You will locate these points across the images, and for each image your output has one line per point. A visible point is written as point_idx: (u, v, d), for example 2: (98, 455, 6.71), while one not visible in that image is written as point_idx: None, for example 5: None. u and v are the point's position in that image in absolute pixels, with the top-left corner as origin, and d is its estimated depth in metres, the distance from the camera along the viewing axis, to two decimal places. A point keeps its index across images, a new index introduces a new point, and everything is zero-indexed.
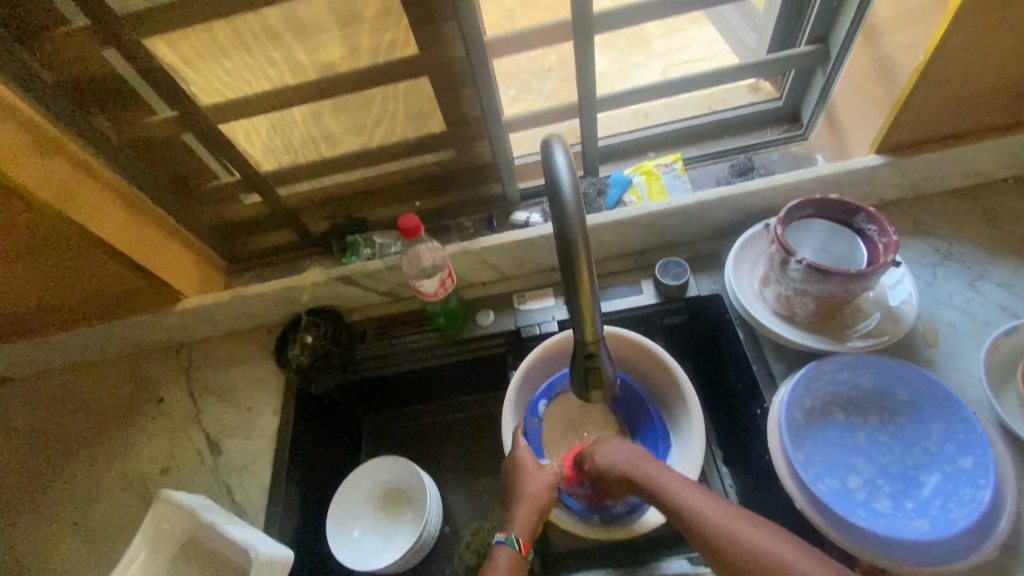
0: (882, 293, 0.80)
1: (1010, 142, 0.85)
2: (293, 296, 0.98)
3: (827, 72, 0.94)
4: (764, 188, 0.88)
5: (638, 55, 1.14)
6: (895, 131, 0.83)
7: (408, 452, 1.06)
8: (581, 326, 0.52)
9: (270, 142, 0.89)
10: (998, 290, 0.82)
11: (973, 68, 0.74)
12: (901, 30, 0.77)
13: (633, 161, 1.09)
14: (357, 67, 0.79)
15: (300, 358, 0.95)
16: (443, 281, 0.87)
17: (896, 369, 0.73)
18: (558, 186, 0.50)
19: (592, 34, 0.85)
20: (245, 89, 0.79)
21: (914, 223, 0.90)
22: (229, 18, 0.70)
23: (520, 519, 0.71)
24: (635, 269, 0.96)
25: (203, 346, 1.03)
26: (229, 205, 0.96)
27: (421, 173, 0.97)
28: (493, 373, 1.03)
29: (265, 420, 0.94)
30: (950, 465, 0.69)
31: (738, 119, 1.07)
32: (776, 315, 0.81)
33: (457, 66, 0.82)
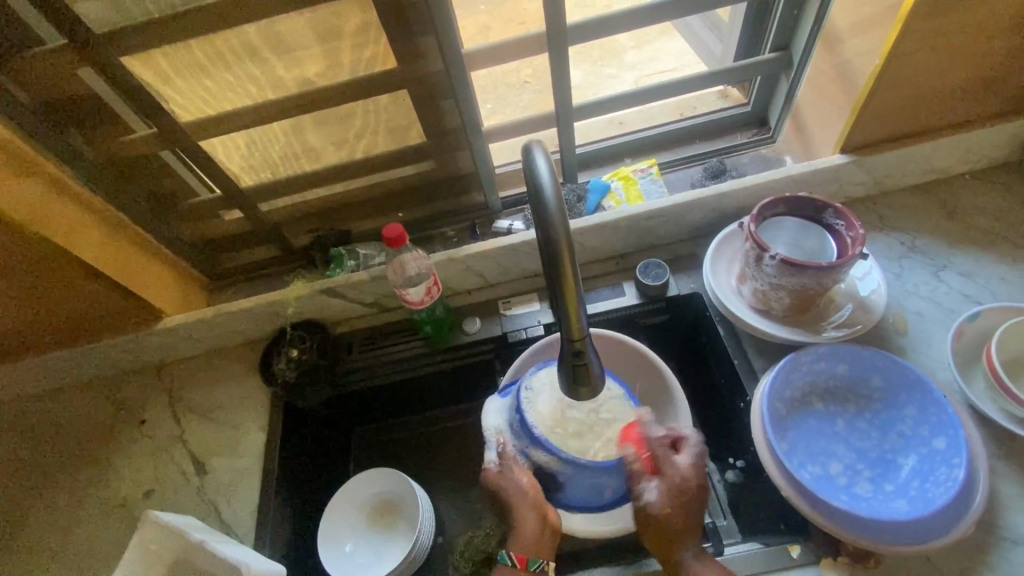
0: (853, 285, 0.83)
1: (963, 139, 0.90)
2: (277, 311, 0.97)
3: (791, 77, 0.99)
4: (736, 189, 0.91)
5: (611, 66, 1.17)
6: (857, 132, 0.88)
7: (398, 463, 1.05)
8: (568, 324, 0.53)
9: (250, 157, 0.89)
10: (960, 278, 0.86)
11: (925, 70, 0.79)
12: (858, 36, 0.82)
13: (610, 167, 1.12)
14: (336, 81, 0.80)
15: (286, 373, 0.94)
16: (429, 288, 0.88)
17: (870, 357, 0.76)
18: (542, 192, 0.52)
19: (566, 45, 0.88)
20: (225, 105, 0.80)
21: (879, 218, 0.94)
22: (208, 36, 0.71)
23: (532, 542, 0.70)
24: (617, 272, 0.98)
25: (186, 365, 1.01)
26: (209, 221, 0.96)
27: (403, 185, 0.98)
28: (481, 380, 1.03)
29: (252, 436, 0.93)
30: (924, 447, 0.71)
31: (709, 125, 1.10)
32: (754, 310, 0.83)
33: (435, 79, 0.83)
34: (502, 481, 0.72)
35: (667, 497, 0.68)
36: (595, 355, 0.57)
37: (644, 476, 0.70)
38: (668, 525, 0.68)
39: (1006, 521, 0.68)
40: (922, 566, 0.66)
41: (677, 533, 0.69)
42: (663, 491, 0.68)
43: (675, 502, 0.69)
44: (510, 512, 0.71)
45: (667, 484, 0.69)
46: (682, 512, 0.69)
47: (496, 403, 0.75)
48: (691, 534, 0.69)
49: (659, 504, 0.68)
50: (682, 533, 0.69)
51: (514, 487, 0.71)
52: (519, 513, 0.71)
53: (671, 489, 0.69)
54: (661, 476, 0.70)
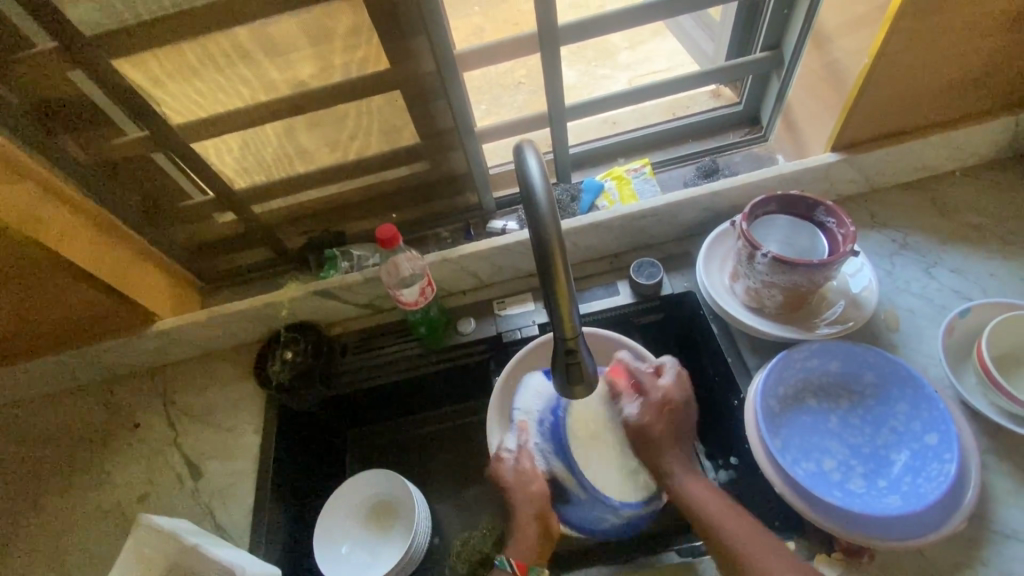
0: (844, 282, 0.84)
1: (952, 137, 0.91)
2: (271, 313, 0.97)
3: (782, 77, 0.99)
4: (728, 188, 0.92)
5: (604, 66, 1.17)
6: (847, 130, 0.88)
7: (394, 464, 1.05)
8: (560, 324, 0.53)
9: (242, 160, 0.89)
10: (952, 275, 0.87)
11: (914, 68, 0.79)
12: (847, 35, 0.82)
13: (604, 167, 1.12)
14: (328, 83, 0.80)
15: (280, 376, 0.94)
16: (423, 289, 0.88)
17: (862, 354, 0.77)
18: (532, 191, 0.52)
19: (558, 46, 0.88)
20: (216, 107, 0.80)
21: (871, 215, 0.95)
22: (198, 38, 0.71)
23: (529, 548, 0.72)
24: (611, 271, 0.99)
25: (180, 368, 1.01)
26: (202, 223, 0.95)
27: (396, 186, 0.98)
28: (477, 380, 1.03)
29: (247, 439, 0.92)
30: (917, 442, 0.72)
31: (701, 124, 1.11)
32: (747, 308, 0.83)
33: (428, 80, 0.83)
34: (515, 478, 0.75)
35: (650, 409, 0.76)
36: (586, 354, 0.57)
37: (625, 392, 0.78)
38: (652, 438, 0.75)
39: (998, 516, 0.68)
40: (915, 560, 0.67)
41: (662, 447, 0.75)
42: (646, 405, 0.76)
43: (655, 416, 0.75)
44: (514, 515, 0.74)
45: (651, 397, 0.76)
46: (663, 423, 0.75)
47: (534, 390, 0.81)
48: (675, 448, 0.76)
49: (637, 416, 0.76)
50: (663, 448, 0.75)
51: (526, 489, 0.74)
52: (525, 515, 0.73)
53: (653, 406, 0.76)
54: (642, 394, 0.77)
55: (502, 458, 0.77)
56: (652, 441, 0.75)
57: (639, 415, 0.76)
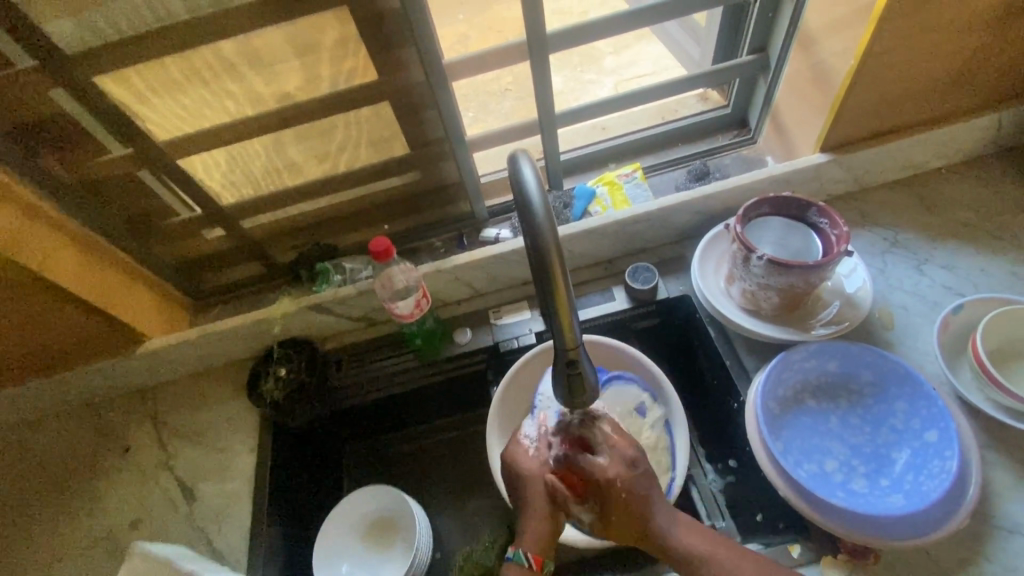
0: (839, 282, 0.84)
1: (937, 135, 0.92)
2: (263, 330, 0.95)
3: (768, 79, 1.00)
4: (720, 191, 0.92)
5: (591, 72, 1.17)
6: (835, 131, 0.89)
7: (393, 479, 1.03)
8: (560, 334, 0.52)
9: (231, 175, 0.88)
10: (943, 271, 0.88)
11: (898, 68, 0.81)
12: (832, 37, 0.83)
13: (595, 172, 1.13)
14: (316, 94, 0.79)
15: (274, 393, 0.92)
16: (418, 301, 0.86)
17: (859, 354, 0.77)
18: (528, 201, 0.51)
19: (546, 53, 0.88)
20: (203, 123, 0.78)
21: (862, 214, 0.96)
22: (183, 53, 0.70)
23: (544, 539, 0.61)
24: (605, 277, 0.99)
25: (171, 388, 0.99)
26: (190, 240, 0.94)
27: (388, 196, 0.97)
28: (475, 391, 1.02)
29: (242, 459, 0.91)
30: (917, 440, 0.72)
31: (691, 127, 1.11)
32: (743, 311, 0.84)
33: (417, 90, 0.83)
34: (531, 466, 0.65)
35: (612, 493, 0.59)
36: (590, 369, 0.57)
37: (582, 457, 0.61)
38: (625, 524, 0.60)
39: (1001, 511, 0.68)
40: (921, 559, 0.67)
41: (643, 511, 0.60)
42: (595, 505, 0.60)
43: (617, 499, 0.60)
44: (526, 503, 0.63)
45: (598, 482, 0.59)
46: (631, 494, 0.60)
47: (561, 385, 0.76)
48: (654, 516, 0.61)
49: (602, 506, 0.60)
50: (646, 517, 0.61)
51: (544, 480, 0.63)
52: (537, 507, 0.62)
53: (601, 498, 0.60)
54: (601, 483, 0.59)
55: (528, 444, 0.66)
56: (626, 525, 0.60)
57: (597, 509, 0.61)
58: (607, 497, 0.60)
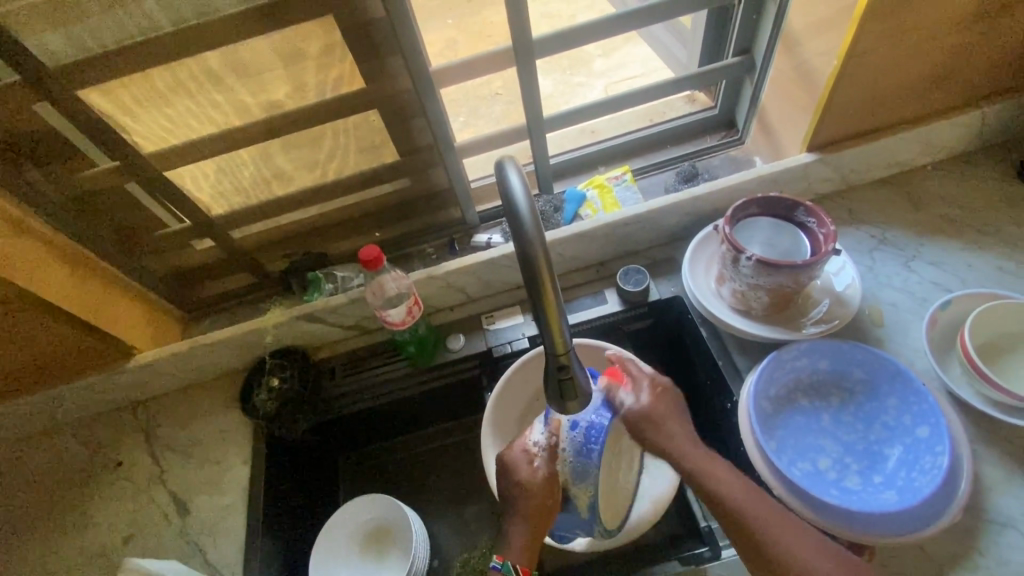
0: (828, 280, 0.85)
1: (922, 132, 0.93)
2: (254, 340, 0.95)
3: (755, 80, 1.01)
4: (709, 192, 0.93)
5: (581, 74, 1.18)
6: (821, 130, 0.90)
7: (388, 487, 1.03)
8: (551, 338, 0.52)
9: (220, 185, 0.88)
10: (930, 267, 0.88)
11: (881, 67, 0.81)
12: (815, 38, 0.84)
13: (585, 176, 1.13)
14: (304, 103, 0.79)
15: (268, 405, 0.91)
16: (410, 309, 0.86)
17: (850, 351, 0.77)
18: (515, 206, 0.51)
19: (533, 58, 0.88)
20: (190, 134, 0.78)
21: (850, 213, 0.96)
22: (167, 64, 0.69)
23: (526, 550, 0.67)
24: (598, 280, 0.99)
25: (163, 401, 0.98)
26: (180, 251, 0.93)
27: (378, 204, 0.97)
28: (469, 397, 1.02)
29: (235, 471, 0.90)
30: (908, 436, 0.73)
31: (679, 129, 1.12)
32: (734, 311, 0.84)
33: (405, 97, 0.83)
34: (524, 477, 0.69)
35: (641, 416, 0.70)
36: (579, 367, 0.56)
37: (619, 391, 0.71)
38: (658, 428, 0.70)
39: (992, 505, 0.69)
40: (915, 555, 0.67)
41: (664, 443, 0.69)
42: (636, 405, 0.71)
43: (646, 420, 0.70)
44: (512, 511, 0.68)
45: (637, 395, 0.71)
46: (657, 420, 0.70)
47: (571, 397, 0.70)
48: (679, 432, 0.70)
49: (633, 426, 0.70)
50: (668, 444, 0.69)
51: (535, 495, 0.68)
52: (524, 520, 0.68)
53: (642, 403, 0.71)
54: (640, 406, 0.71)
55: (528, 452, 0.70)
56: (657, 429, 0.70)
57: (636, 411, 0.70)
58: (644, 405, 0.71)
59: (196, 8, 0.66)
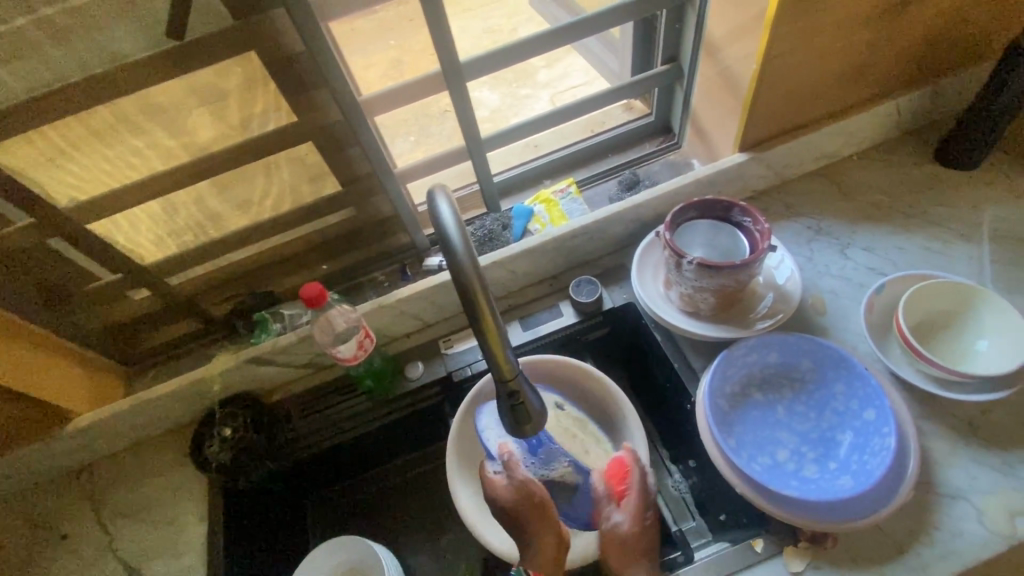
0: (770, 275, 0.87)
1: (844, 125, 0.97)
2: (203, 389, 0.91)
3: (684, 86, 1.04)
4: (650, 198, 0.94)
5: (525, 87, 1.18)
6: (750, 130, 0.93)
7: (359, 526, 1.00)
8: (496, 364, 0.52)
9: (151, 233, 0.84)
10: (865, 253, 0.92)
11: (798, 68, 0.85)
12: (734, 44, 0.87)
13: (532, 190, 1.14)
14: (231, 142, 0.77)
15: (220, 455, 0.86)
16: (361, 342, 0.85)
17: (796, 343, 0.79)
18: (447, 235, 0.51)
19: (464, 80, 0.89)
20: (112, 184, 0.75)
21: (786, 206, 1.00)
22: (78, 115, 0.66)
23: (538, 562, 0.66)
24: (552, 293, 0.99)
25: (110, 463, 0.93)
26: (113, 305, 0.88)
27: (322, 237, 0.95)
28: (435, 423, 1.00)
29: (193, 529, 0.86)
30: (857, 420, 0.75)
31: (619, 137, 1.14)
32: (683, 314, 0.85)
33: (338, 128, 0.81)
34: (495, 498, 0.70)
35: (611, 543, 0.66)
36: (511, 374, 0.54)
37: (609, 507, 0.69)
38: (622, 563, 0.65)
39: (941, 478, 0.72)
40: (875, 536, 0.69)
41: None
42: (614, 528, 0.67)
43: (618, 546, 0.66)
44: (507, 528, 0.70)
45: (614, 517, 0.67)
46: (627, 556, 0.66)
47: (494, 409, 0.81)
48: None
49: (608, 549, 0.66)
50: None
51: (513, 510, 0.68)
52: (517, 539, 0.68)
53: (614, 538, 0.66)
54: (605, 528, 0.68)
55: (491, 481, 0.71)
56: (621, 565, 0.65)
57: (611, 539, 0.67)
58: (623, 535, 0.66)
59: (102, 53, 0.63)
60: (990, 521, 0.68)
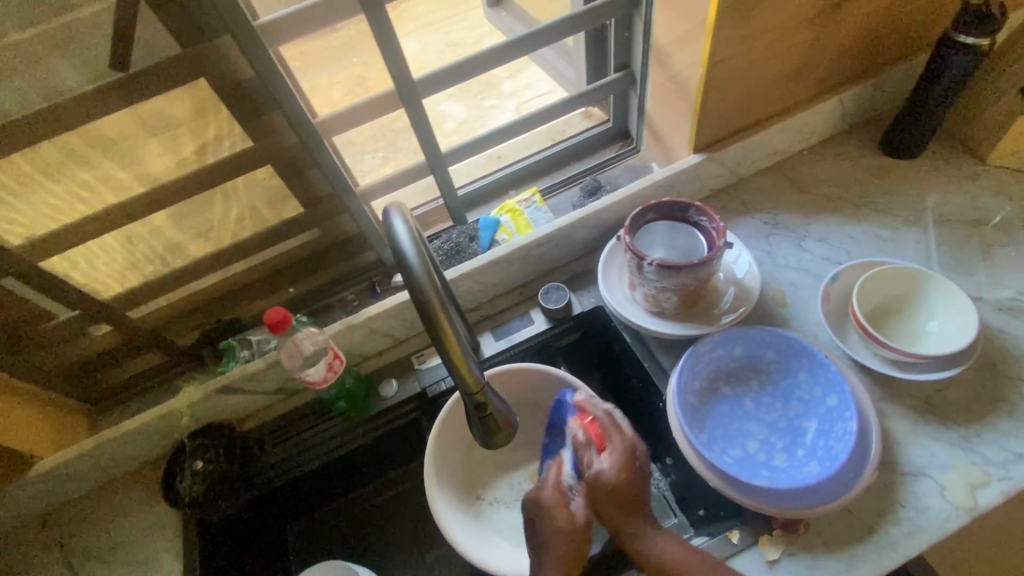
0: (729, 270, 0.90)
1: (792, 122, 1.01)
2: (171, 423, 0.89)
3: (638, 92, 1.07)
4: (612, 203, 0.96)
5: (491, 98, 1.29)
6: (702, 132, 0.96)
7: (341, 551, 0.98)
8: (462, 378, 0.53)
9: (108, 267, 0.82)
10: (820, 244, 0.95)
11: (743, 70, 0.88)
12: (681, 50, 0.90)
13: (497, 201, 1.15)
14: (186, 171, 0.76)
15: (193, 490, 0.86)
16: (330, 363, 0.86)
17: (758, 335, 0.82)
18: (404, 253, 0.53)
19: (420, 97, 0.90)
20: (62, 219, 0.73)
21: (743, 203, 1.02)
22: (23, 152, 0.65)
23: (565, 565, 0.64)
24: (521, 303, 1.00)
25: (78, 507, 0.90)
26: (73, 342, 0.86)
27: (287, 260, 0.95)
28: (412, 440, 0.99)
29: (168, 569, 0.83)
30: (821, 406, 0.77)
31: (579, 145, 1.17)
32: (650, 314, 0.87)
33: (295, 151, 0.81)
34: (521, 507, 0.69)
35: (603, 491, 0.66)
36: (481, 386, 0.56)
37: (590, 452, 0.68)
38: (615, 506, 0.66)
39: (905, 457, 0.74)
40: (845, 519, 0.71)
41: (621, 524, 0.66)
42: (606, 471, 0.65)
43: (611, 493, 0.65)
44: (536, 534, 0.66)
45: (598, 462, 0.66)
46: (618, 499, 0.66)
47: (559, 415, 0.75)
48: (642, 510, 0.67)
49: (603, 498, 0.66)
50: (625, 522, 0.66)
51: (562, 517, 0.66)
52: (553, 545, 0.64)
53: (606, 484, 0.65)
54: (595, 476, 0.66)
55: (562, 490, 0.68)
56: (616, 510, 0.66)
57: (603, 487, 0.66)
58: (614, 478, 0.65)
59: (43, 87, 0.62)
60: (952, 495, 0.71)
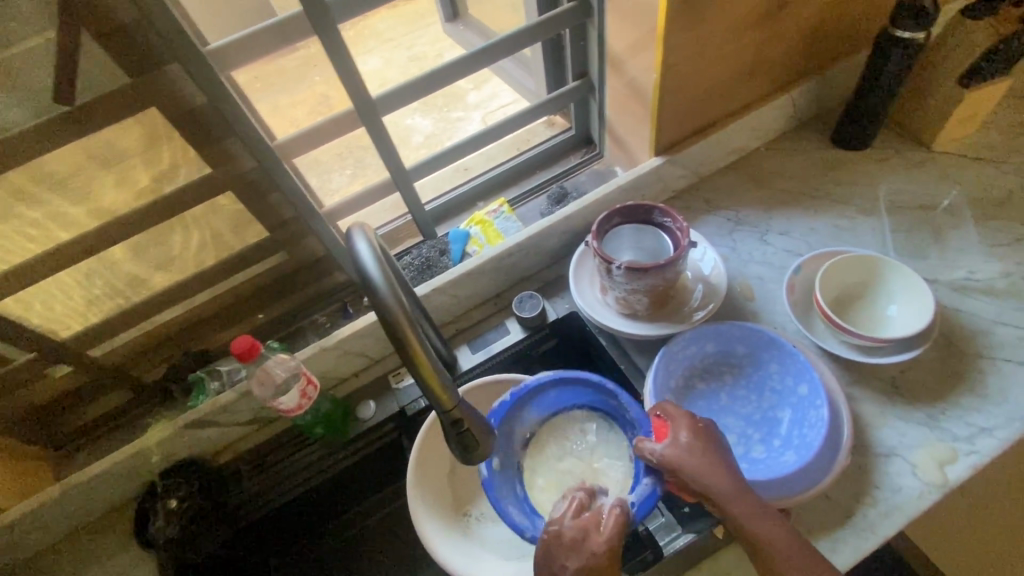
0: (696, 267, 0.91)
1: (749, 120, 1.03)
2: (141, 463, 0.86)
3: (597, 98, 1.09)
4: (579, 209, 0.97)
5: (457, 110, 1.27)
6: (663, 134, 0.97)
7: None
8: (434, 395, 0.52)
9: (63, 306, 0.79)
10: (782, 237, 0.98)
11: (696, 73, 0.90)
12: (635, 56, 0.91)
13: (466, 213, 1.15)
14: (140, 202, 0.74)
15: (165, 530, 0.83)
16: (303, 390, 0.83)
17: (728, 331, 0.83)
18: (367, 273, 0.52)
19: (380, 115, 0.89)
20: (7, 259, 0.69)
21: (707, 201, 1.04)
22: None
23: None
24: (496, 313, 1.00)
25: (46, 557, 0.86)
26: (30, 386, 0.82)
27: (255, 286, 0.92)
28: (395, 460, 0.98)
29: None
30: (793, 396, 0.79)
31: (543, 153, 1.18)
32: (622, 316, 0.88)
33: (254, 176, 0.79)
34: (567, 553, 0.60)
35: (682, 463, 0.64)
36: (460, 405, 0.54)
37: (649, 441, 0.67)
38: (695, 475, 0.64)
39: (877, 440, 0.77)
40: (824, 504, 0.73)
41: (708, 496, 0.63)
42: (670, 447, 0.65)
43: (680, 469, 0.64)
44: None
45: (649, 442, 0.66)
46: (687, 468, 0.64)
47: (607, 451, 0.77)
48: (727, 474, 0.64)
49: (686, 472, 0.64)
50: (715, 494, 0.63)
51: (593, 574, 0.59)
52: None
53: (673, 457, 0.65)
54: (661, 452, 0.65)
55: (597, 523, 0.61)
56: (697, 484, 0.63)
57: (675, 462, 0.64)
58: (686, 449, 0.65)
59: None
60: (923, 473, 0.73)
